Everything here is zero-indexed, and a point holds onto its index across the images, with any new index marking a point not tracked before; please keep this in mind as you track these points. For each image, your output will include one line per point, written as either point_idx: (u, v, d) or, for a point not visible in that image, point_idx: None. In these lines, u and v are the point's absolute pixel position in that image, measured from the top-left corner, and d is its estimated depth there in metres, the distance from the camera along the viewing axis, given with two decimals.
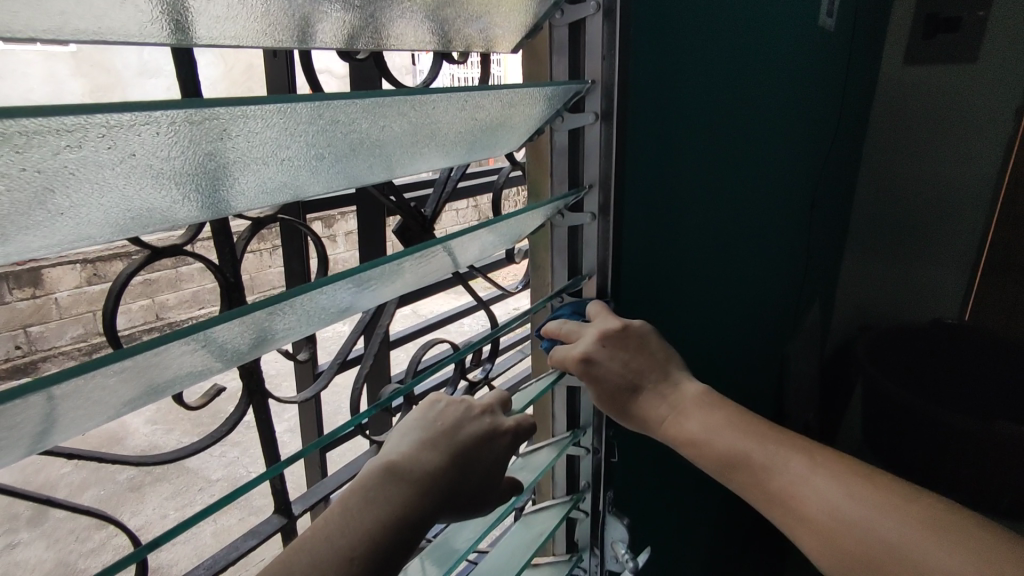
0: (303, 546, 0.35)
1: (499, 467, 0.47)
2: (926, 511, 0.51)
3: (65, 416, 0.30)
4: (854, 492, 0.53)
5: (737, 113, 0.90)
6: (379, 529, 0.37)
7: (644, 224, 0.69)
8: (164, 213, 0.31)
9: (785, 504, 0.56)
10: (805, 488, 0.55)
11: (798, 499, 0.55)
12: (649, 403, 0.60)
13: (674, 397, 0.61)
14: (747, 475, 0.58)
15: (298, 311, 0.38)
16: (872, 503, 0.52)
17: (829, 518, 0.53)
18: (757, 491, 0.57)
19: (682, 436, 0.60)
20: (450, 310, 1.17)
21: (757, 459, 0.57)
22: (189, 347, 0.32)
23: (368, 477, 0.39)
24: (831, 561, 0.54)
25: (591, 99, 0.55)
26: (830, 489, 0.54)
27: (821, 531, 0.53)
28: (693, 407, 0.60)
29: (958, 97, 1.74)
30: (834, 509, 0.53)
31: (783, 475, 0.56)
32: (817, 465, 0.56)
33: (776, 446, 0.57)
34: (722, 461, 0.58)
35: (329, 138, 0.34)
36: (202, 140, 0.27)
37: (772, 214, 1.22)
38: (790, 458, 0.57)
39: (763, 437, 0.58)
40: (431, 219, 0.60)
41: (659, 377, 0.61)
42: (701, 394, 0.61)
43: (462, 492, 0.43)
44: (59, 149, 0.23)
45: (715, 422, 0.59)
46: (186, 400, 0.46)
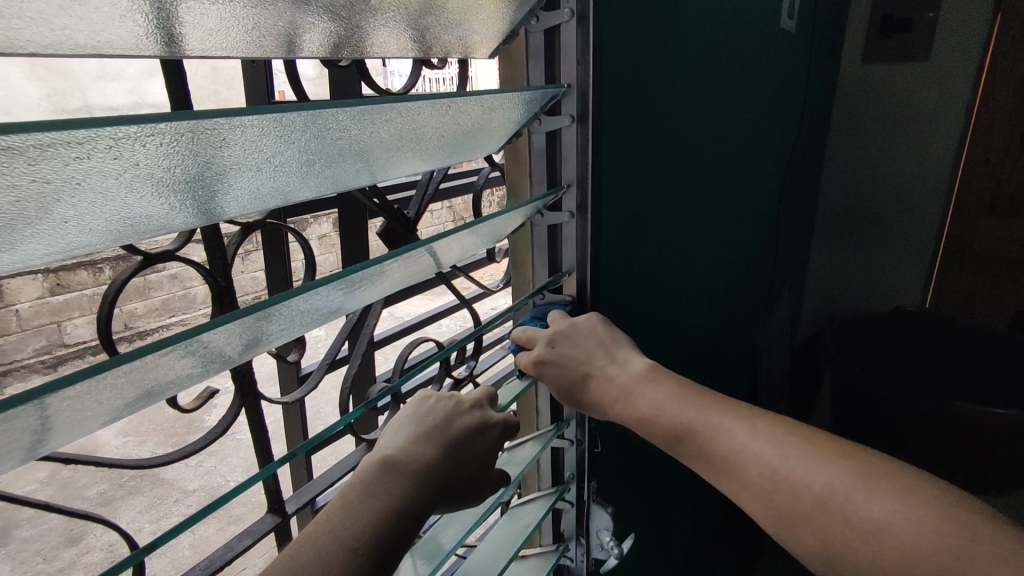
0: (310, 541, 0.36)
1: (491, 456, 0.48)
2: (860, 461, 0.52)
3: (63, 427, 0.30)
4: (791, 453, 0.54)
5: (707, 112, 0.93)
6: (380, 519, 0.38)
7: (621, 221, 0.71)
8: (161, 221, 0.31)
9: (729, 472, 0.56)
10: (747, 451, 0.55)
11: (740, 464, 0.55)
12: (600, 388, 0.62)
13: (620, 377, 0.62)
14: (693, 445, 0.58)
15: (292, 313, 0.39)
16: (807, 457, 0.53)
17: (768, 479, 0.53)
18: (704, 461, 0.58)
19: (633, 416, 0.60)
20: (429, 312, 1.18)
21: (699, 428, 0.58)
22: (184, 352, 0.32)
23: (367, 472, 0.41)
24: (774, 520, 0.53)
25: (567, 102, 0.57)
26: (768, 450, 0.54)
27: (762, 491, 0.54)
28: (638, 386, 0.61)
29: (914, 94, 1.82)
30: (772, 469, 0.53)
31: (723, 441, 0.56)
32: (755, 430, 0.56)
33: (718, 414, 0.58)
34: (669, 435, 0.59)
35: (319, 144, 0.35)
36: (202, 149, 0.29)
37: (742, 207, 1.26)
38: (730, 422, 0.57)
39: (705, 405, 0.59)
40: (414, 219, 0.61)
41: (606, 361, 0.63)
42: (645, 371, 0.62)
43: (456, 484, 0.45)
44: (69, 160, 0.24)
45: (661, 399, 0.59)
46: (180, 403, 0.46)
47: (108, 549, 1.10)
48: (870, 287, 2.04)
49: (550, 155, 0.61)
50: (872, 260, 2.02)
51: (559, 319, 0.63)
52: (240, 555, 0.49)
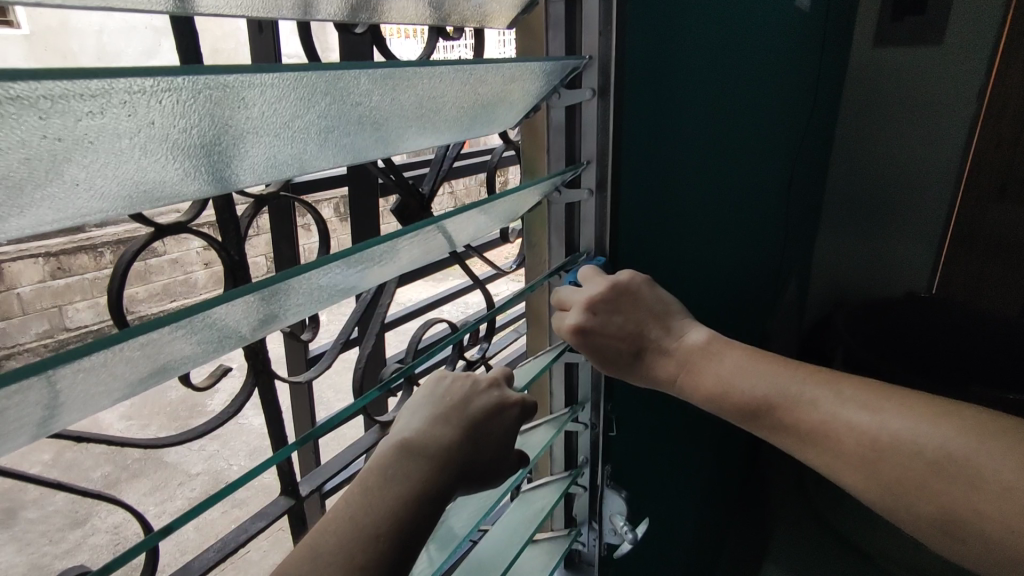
0: (328, 530, 0.35)
1: (510, 438, 0.47)
2: (965, 420, 0.51)
3: (73, 402, 0.29)
4: (886, 417, 0.53)
5: (724, 92, 0.91)
6: (403, 499, 0.37)
7: (640, 199, 0.69)
8: (174, 188, 0.30)
9: (820, 443, 0.55)
10: (837, 420, 0.55)
11: (831, 434, 0.55)
12: (660, 359, 0.61)
13: (681, 351, 0.61)
14: (776, 417, 0.58)
15: (307, 289, 0.37)
16: (902, 421, 0.52)
17: (865, 447, 0.53)
18: (785, 433, 0.57)
19: (700, 390, 0.60)
20: (438, 295, 1.16)
21: (779, 399, 0.57)
22: (199, 326, 0.31)
23: (384, 456, 0.40)
24: (875, 487, 0.53)
25: (588, 75, 0.55)
26: (862, 417, 0.54)
27: (861, 460, 0.53)
28: (702, 357, 0.61)
29: (925, 80, 1.79)
30: (868, 436, 0.53)
31: (812, 412, 0.56)
32: (844, 397, 0.55)
33: (797, 382, 0.58)
34: (748, 407, 0.59)
35: (339, 110, 0.34)
36: (219, 108, 0.27)
37: (755, 192, 1.25)
38: (814, 390, 0.57)
39: (782, 375, 0.58)
40: (428, 197, 0.60)
41: (663, 331, 0.62)
42: (707, 341, 0.61)
43: (476, 466, 0.44)
44: (82, 115, 0.22)
45: (731, 369, 0.60)
46: (192, 380, 0.45)
47: (113, 532, 1.10)
48: (877, 275, 2.03)
49: (569, 130, 0.58)
50: (880, 248, 2.00)
51: (597, 279, 0.60)
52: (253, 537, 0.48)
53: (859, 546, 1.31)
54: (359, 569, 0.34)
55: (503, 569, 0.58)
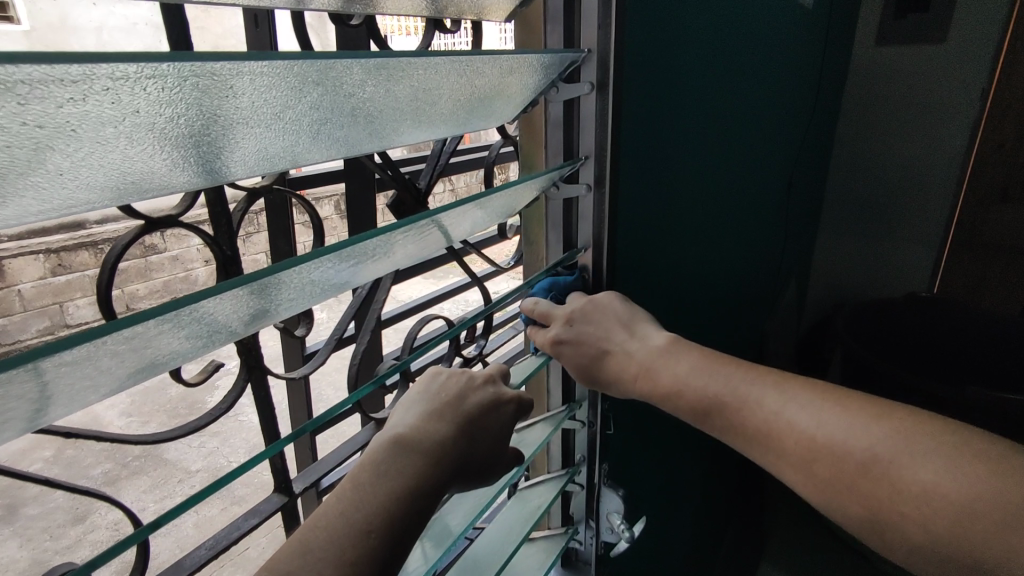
0: (319, 525, 0.34)
1: (506, 434, 0.47)
2: (901, 420, 0.50)
3: (62, 397, 0.28)
4: (826, 418, 0.52)
5: (723, 87, 0.90)
6: (395, 494, 0.37)
7: (637, 195, 0.69)
8: (163, 179, 0.29)
9: (765, 443, 0.55)
10: (780, 421, 0.54)
11: (775, 434, 0.54)
12: (618, 360, 0.61)
13: (639, 353, 0.60)
14: (724, 418, 0.57)
15: (300, 284, 0.37)
16: (844, 421, 0.52)
17: (806, 448, 0.52)
18: (736, 433, 0.57)
19: (653, 391, 0.60)
20: (435, 292, 1.16)
21: (729, 400, 0.57)
22: (189, 319, 0.30)
23: (378, 452, 0.39)
24: (814, 487, 0.53)
25: (587, 69, 0.55)
26: (802, 417, 0.53)
27: (799, 460, 0.53)
28: (659, 359, 0.59)
29: (928, 78, 1.78)
30: (808, 437, 0.52)
31: (756, 412, 0.55)
32: (788, 397, 0.55)
33: (746, 382, 0.57)
34: (697, 408, 0.58)
35: (332, 101, 0.33)
36: (207, 97, 0.26)
37: (755, 189, 1.24)
38: (760, 390, 0.56)
39: (733, 376, 0.58)
40: (425, 191, 0.59)
41: (624, 335, 0.61)
42: (667, 344, 0.60)
43: (471, 463, 0.43)
44: (63, 101, 0.22)
45: (686, 370, 0.58)
46: (184, 376, 0.44)
47: (112, 529, 1.10)
48: (878, 274, 2.02)
49: (567, 125, 0.58)
50: (882, 246, 1.99)
51: (578, 297, 0.61)
52: (246, 535, 0.47)
53: (859, 546, 1.30)
54: (350, 564, 0.33)
55: (500, 567, 0.58)
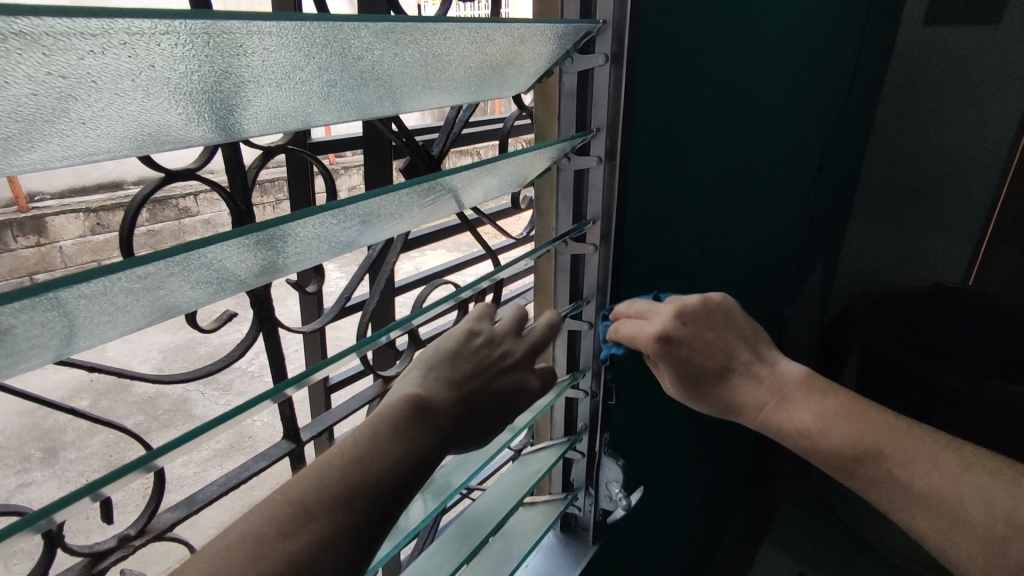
0: (332, 462, 0.38)
1: (506, 405, 0.50)
2: None
3: (87, 327, 0.30)
4: (997, 490, 0.55)
5: (754, 65, 0.89)
6: (406, 458, 0.40)
7: (653, 170, 0.69)
8: (178, 131, 0.31)
9: (924, 503, 0.57)
10: (947, 488, 0.57)
11: (940, 499, 0.57)
12: (751, 385, 0.64)
13: (769, 379, 0.65)
14: (870, 469, 0.60)
15: (308, 238, 0.38)
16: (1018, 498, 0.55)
17: (980, 518, 0.55)
18: (888, 489, 0.59)
19: (783, 420, 0.63)
20: (453, 263, 1.18)
21: (857, 451, 0.60)
22: (201, 265, 0.32)
23: (394, 405, 0.42)
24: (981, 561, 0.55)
25: (602, 40, 0.55)
26: (976, 492, 0.56)
27: (977, 535, 0.55)
28: (793, 389, 0.64)
29: (977, 62, 1.71)
30: (984, 507, 0.55)
31: (918, 473, 0.58)
32: (954, 463, 0.58)
33: (871, 431, 0.60)
34: (842, 452, 0.61)
35: (340, 63, 0.34)
36: (219, 54, 0.28)
37: (782, 171, 1.22)
38: (920, 453, 0.59)
39: (881, 427, 0.61)
40: (437, 158, 0.60)
41: (753, 358, 0.65)
42: (801, 377, 0.65)
43: (471, 429, 0.47)
44: (83, 54, 0.23)
45: (827, 411, 0.62)
46: (198, 323, 0.46)
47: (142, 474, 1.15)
48: (909, 265, 1.98)
49: (581, 96, 0.58)
50: (915, 236, 1.94)
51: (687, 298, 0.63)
52: (256, 476, 0.50)
53: (864, 533, 1.30)
54: (353, 501, 0.37)
55: (497, 525, 0.61)
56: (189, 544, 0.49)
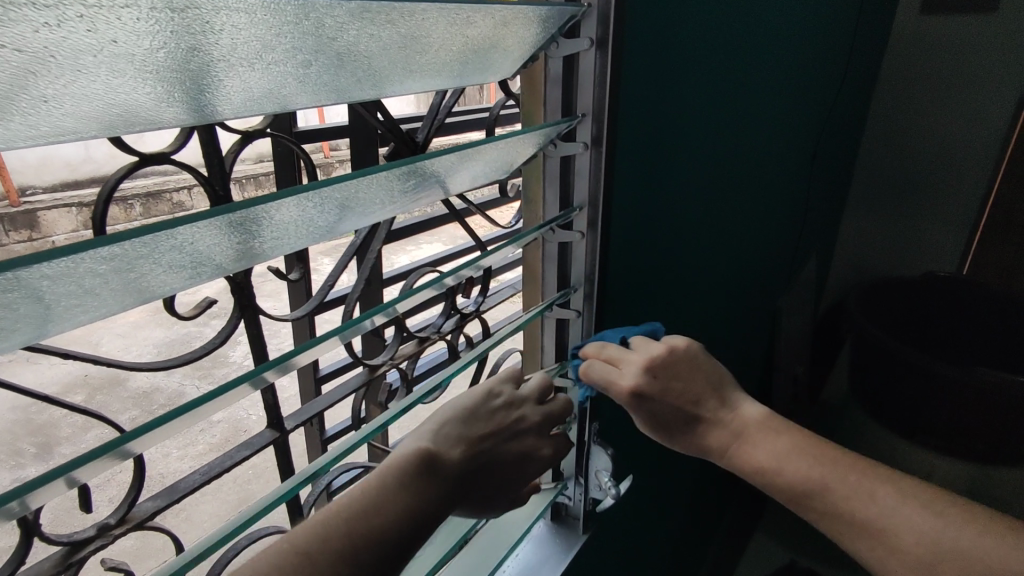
0: (341, 521, 0.38)
1: (512, 468, 0.52)
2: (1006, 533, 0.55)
3: (58, 309, 0.30)
4: (942, 523, 0.56)
5: (744, 52, 0.89)
6: (411, 512, 0.41)
7: (640, 157, 0.69)
8: (148, 112, 0.31)
9: (870, 536, 0.58)
10: (896, 522, 0.57)
11: (888, 532, 0.57)
12: (716, 432, 0.63)
13: (735, 424, 0.63)
14: (823, 506, 0.60)
15: (285, 222, 0.37)
16: (963, 533, 0.56)
17: (921, 549, 0.56)
18: (837, 521, 0.60)
19: (748, 463, 0.63)
20: (444, 253, 1.18)
21: (823, 492, 0.60)
22: (172, 246, 0.31)
23: (407, 460, 0.43)
24: None
25: (587, 24, 0.54)
26: (920, 524, 0.57)
27: (918, 563, 0.56)
28: (756, 432, 0.63)
29: (972, 49, 1.70)
30: (927, 537, 0.56)
31: (867, 508, 0.59)
32: (904, 496, 0.58)
33: (835, 474, 0.60)
34: (798, 490, 0.61)
35: (315, 44, 0.34)
36: (185, 31, 0.27)
37: (774, 160, 1.22)
38: (871, 488, 0.59)
39: (838, 465, 0.61)
40: (422, 145, 0.59)
41: (719, 405, 0.64)
42: (762, 418, 0.64)
43: (474, 493, 0.48)
44: (39, 26, 0.23)
45: (784, 451, 0.62)
46: (177, 309, 0.46)
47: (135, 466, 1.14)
48: (904, 255, 1.98)
49: (566, 82, 0.57)
50: (910, 226, 1.94)
51: (656, 343, 0.62)
52: (240, 465, 0.50)
53: None
54: (362, 556, 0.37)
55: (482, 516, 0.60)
56: (171, 535, 0.48)
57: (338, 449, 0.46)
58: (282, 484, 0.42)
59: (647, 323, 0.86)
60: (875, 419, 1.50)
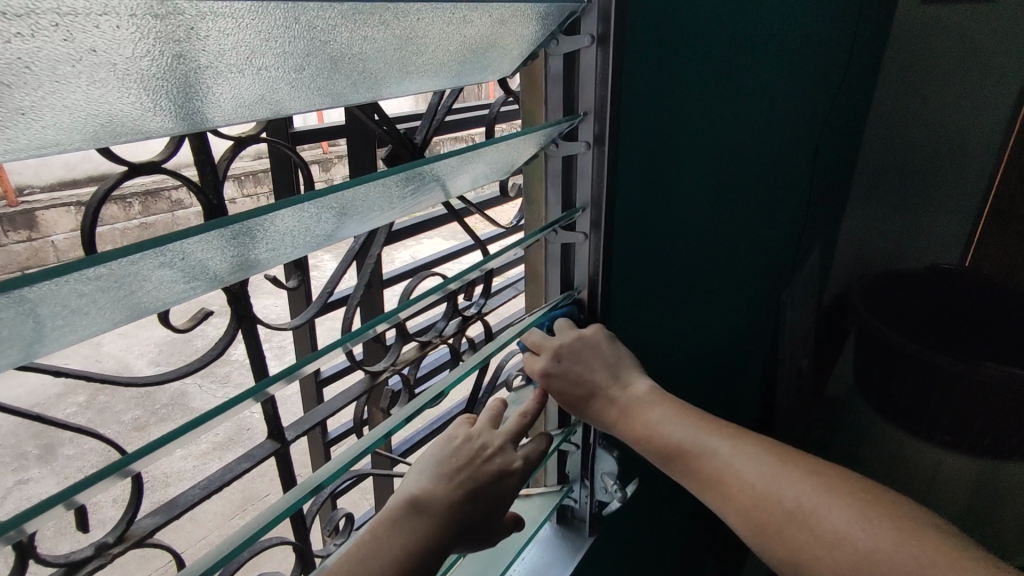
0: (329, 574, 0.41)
1: (506, 500, 0.52)
2: (829, 478, 0.54)
3: (48, 330, 0.29)
4: (769, 469, 0.56)
5: (745, 44, 0.87)
6: (404, 554, 0.44)
7: (641, 155, 0.67)
8: (135, 122, 0.29)
9: (713, 486, 0.58)
10: (730, 469, 0.57)
11: (724, 480, 0.57)
12: (604, 405, 0.62)
13: (624, 399, 0.62)
14: (684, 465, 0.59)
15: (280, 232, 0.36)
16: (782, 475, 0.55)
17: (749, 494, 0.56)
18: (691, 477, 0.59)
19: (632, 433, 0.61)
20: (444, 252, 1.16)
21: (692, 448, 0.59)
22: (166, 262, 0.30)
23: (390, 511, 0.46)
24: (752, 533, 0.56)
25: (587, 20, 0.52)
26: (751, 471, 0.56)
27: (746, 508, 0.56)
28: (640, 406, 0.62)
29: (974, 36, 1.68)
30: (749, 481, 0.56)
31: (709, 459, 0.58)
32: (738, 446, 0.58)
33: (706, 433, 0.60)
34: (666, 452, 0.60)
35: (306, 47, 0.32)
36: (167, 37, 0.26)
37: (776, 153, 1.21)
38: (717, 441, 0.59)
39: (701, 426, 0.60)
40: (421, 146, 0.58)
41: (611, 381, 0.63)
42: (650, 392, 0.63)
43: (471, 530, 0.49)
44: (11, 36, 0.22)
45: (665, 417, 0.61)
46: (173, 321, 0.45)
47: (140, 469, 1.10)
48: (907, 246, 1.96)
49: (568, 80, 0.56)
50: (913, 216, 1.92)
51: (566, 331, 0.63)
52: (241, 477, 0.49)
53: None
54: None
55: None
56: (175, 552, 0.48)
57: (344, 458, 0.45)
58: (281, 502, 0.41)
59: (648, 322, 0.85)
60: (880, 412, 1.49)
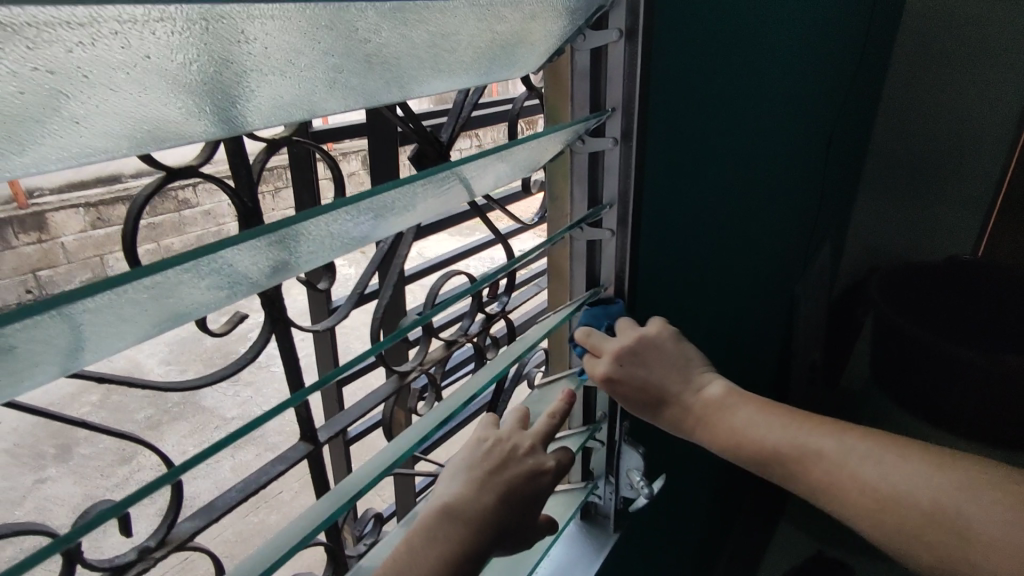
0: None
1: (540, 500, 0.52)
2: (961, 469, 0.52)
3: (93, 338, 0.29)
4: (887, 465, 0.54)
5: (763, 34, 0.86)
6: (447, 561, 0.43)
7: (668, 149, 0.67)
8: (181, 129, 0.29)
9: (822, 490, 0.57)
10: (842, 471, 0.56)
11: (837, 485, 0.56)
12: (677, 409, 0.63)
13: (699, 402, 0.62)
14: (783, 469, 0.59)
15: (320, 235, 0.36)
16: (906, 470, 0.53)
17: (871, 496, 0.54)
18: (795, 482, 0.59)
19: (714, 437, 0.62)
20: (457, 249, 1.16)
21: (786, 450, 0.58)
22: (210, 268, 0.30)
23: (427, 519, 0.45)
24: (879, 535, 0.54)
25: (615, 13, 0.52)
26: (870, 471, 0.54)
27: (868, 510, 0.54)
28: (718, 410, 0.62)
29: (988, 23, 1.65)
30: (868, 481, 0.54)
31: (817, 462, 0.57)
32: (846, 443, 0.57)
33: (800, 433, 0.59)
34: (759, 457, 0.60)
35: (344, 45, 0.32)
36: (216, 41, 0.26)
37: (791, 145, 1.19)
38: (821, 441, 0.57)
39: (797, 426, 0.59)
40: (447, 144, 0.57)
41: (682, 384, 0.63)
42: (723, 394, 0.63)
43: (506, 533, 0.49)
44: (72, 46, 0.22)
45: (747, 418, 0.61)
46: (209, 326, 0.45)
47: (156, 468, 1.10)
48: (918, 236, 1.94)
49: (594, 74, 0.55)
50: (926, 206, 1.90)
51: (627, 331, 0.62)
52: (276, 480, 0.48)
53: None
54: None
55: None
56: (213, 554, 0.48)
57: (379, 465, 0.45)
58: (321, 510, 0.41)
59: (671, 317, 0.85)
60: (900, 404, 1.48)
